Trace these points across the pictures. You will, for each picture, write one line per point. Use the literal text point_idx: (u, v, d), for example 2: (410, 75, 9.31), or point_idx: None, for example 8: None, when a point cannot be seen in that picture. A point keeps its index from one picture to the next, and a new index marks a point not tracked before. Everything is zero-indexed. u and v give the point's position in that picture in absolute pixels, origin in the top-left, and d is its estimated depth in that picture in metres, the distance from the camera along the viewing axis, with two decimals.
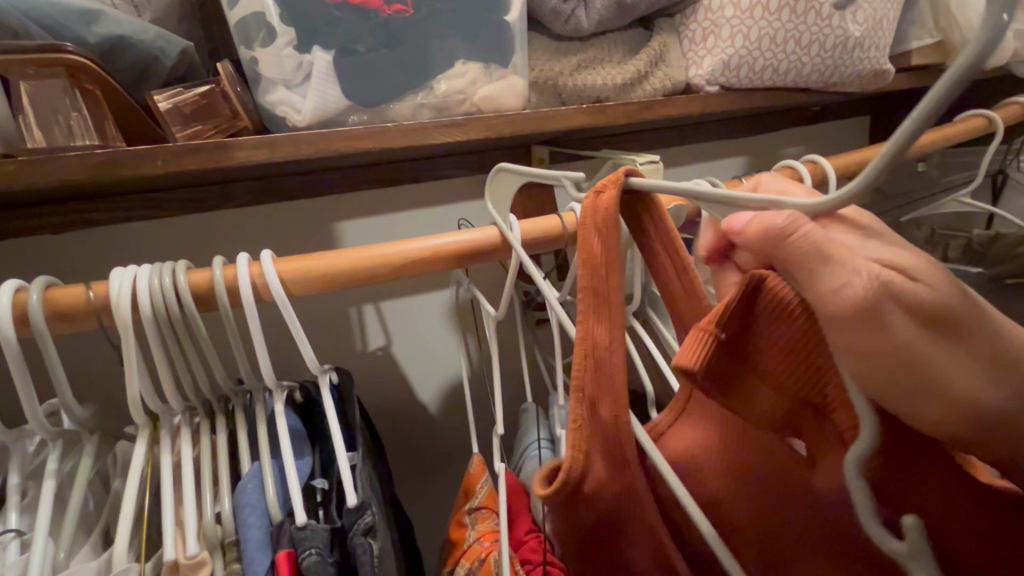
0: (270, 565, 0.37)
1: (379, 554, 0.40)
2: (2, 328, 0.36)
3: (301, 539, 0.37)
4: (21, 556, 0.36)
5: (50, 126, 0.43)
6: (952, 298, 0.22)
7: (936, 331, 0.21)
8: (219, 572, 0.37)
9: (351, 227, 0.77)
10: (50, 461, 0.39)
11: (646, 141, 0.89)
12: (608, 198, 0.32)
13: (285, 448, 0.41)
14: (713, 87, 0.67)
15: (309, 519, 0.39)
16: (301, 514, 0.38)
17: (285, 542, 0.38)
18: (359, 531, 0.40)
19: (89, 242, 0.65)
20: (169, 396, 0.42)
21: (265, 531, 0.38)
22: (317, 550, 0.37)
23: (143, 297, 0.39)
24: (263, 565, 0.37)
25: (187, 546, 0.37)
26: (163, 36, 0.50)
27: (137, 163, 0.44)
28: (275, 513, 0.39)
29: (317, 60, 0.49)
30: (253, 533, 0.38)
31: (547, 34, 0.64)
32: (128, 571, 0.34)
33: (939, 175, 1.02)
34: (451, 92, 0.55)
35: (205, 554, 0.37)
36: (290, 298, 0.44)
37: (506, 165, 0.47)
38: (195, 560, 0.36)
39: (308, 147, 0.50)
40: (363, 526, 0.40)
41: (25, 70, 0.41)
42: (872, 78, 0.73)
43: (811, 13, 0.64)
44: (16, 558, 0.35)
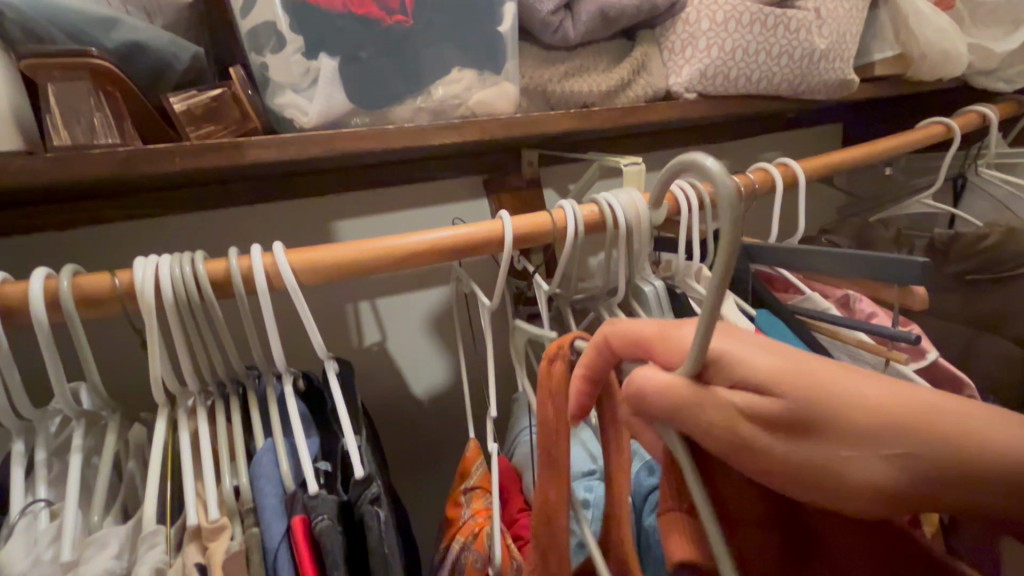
0: (285, 531, 0.40)
1: (386, 521, 0.43)
2: (35, 311, 0.39)
3: (314, 506, 0.40)
4: (52, 524, 0.39)
5: (73, 125, 0.46)
6: (806, 387, 0.27)
7: (806, 438, 0.27)
8: (239, 535, 0.41)
9: (349, 225, 0.80)
10: (75, 437, 0.41)
11: (630, 145, 0.94)
12: (557, 367, 0.41)
13: (296, 427, 0.44)
14: (691, 95, 0.71)
15: (320, 490, 0.42)
16: (313, 483, 0.41)
17: (299, 509, 0.41)
18: (366, 500, 0.43)
19: (97, 239, 0.67)
20: (188, 379, 0.45)
21: (280, 499, 0.41)
22: (327, 516, 0.40)
23: (165, 284, 0.42)
24: (280, 529, 0.40)
25: (209, 512, 0.40)
26: (175, 42, 0.53)
27: (155, 162, 0.47)
28: (289, 485, 0.42)
29: (324, 66, 0.53)
30: (269, 501, 0.41)
31: (537, 43, 0.68)
32: (156, 532, 0.38)
33: (904, 180, 1.08)
34: (447, 97, 0.59)
35: (225, 519, 0.40)
36: (301, 287, 0.47)
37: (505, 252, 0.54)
38: (217, 524, 0.40)
39: (315, 146, 0.53)
40: (370, 496, 0.44)
41: (52, 73, 0.45)
42: (839, 87, 0.79)
43: (780, 28, 0.70)
44: (48, 525, 0.38)
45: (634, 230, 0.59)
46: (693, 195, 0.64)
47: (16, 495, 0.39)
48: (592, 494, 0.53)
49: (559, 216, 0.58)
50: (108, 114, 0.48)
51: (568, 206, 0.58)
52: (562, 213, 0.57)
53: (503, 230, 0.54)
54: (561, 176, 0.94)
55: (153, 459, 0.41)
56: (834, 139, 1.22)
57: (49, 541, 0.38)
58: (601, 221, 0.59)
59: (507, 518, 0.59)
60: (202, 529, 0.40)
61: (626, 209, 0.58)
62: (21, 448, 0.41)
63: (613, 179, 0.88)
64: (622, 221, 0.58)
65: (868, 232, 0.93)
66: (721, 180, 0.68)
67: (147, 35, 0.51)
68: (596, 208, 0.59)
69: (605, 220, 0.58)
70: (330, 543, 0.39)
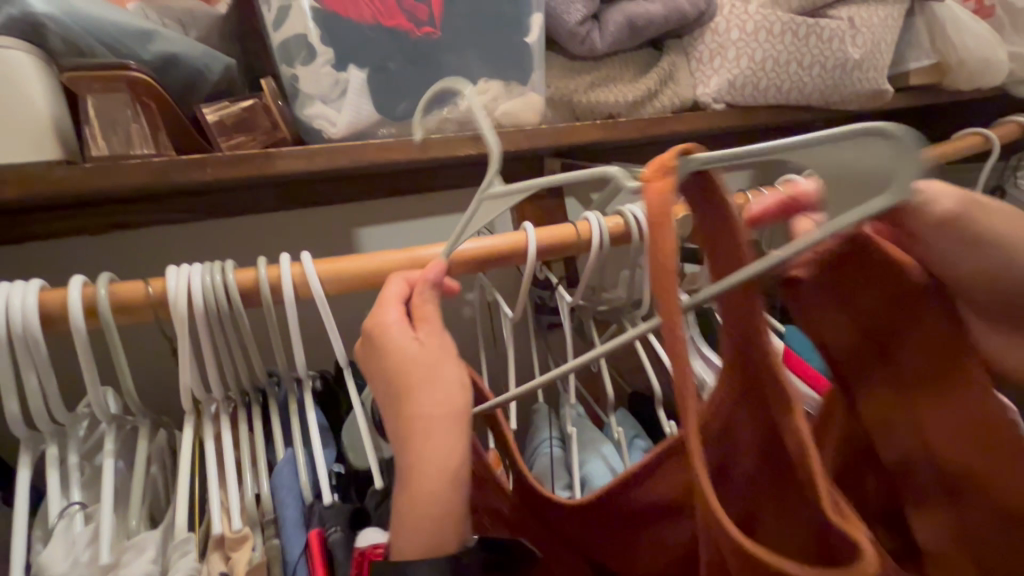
0: (303, 546, 0.40)
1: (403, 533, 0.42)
2: (73, 318, 0.39)
3: (328, 517, 0.41)
4: (86, 527, 0.39)
5: (111, 136, 0.47)
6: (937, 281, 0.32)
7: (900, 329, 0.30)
8: (260, 546, 0.41)
9: (372, 233, 0.81)
10: (108, 442, 0.42)
11: (655, 154, 0.93)
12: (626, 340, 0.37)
13: (315, 439, 0.44)
14: (720, 105, 0.70)
15: (333, 501, 0.42)
16: (329, 494, 0.42)
17: (315, 521, 0.41)
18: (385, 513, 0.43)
19: (131, 245, 0.69)
20: (214, 386, 0.45)
21: (299, 510, 0.41)
22: (340, 528, 0.40)
23: (197, 293, 0.42)
24: (298, 544, 0.40)
25: (232, 521, 0.41)
26: (210, 54, 0.54)
27: (189, 171, 0.48)
28: (307, 496, 0.42)
29: (353, 78, 0.54)
30: (289, 513, 0.41)
31: (563, 54, 0.68)
32: (188, 539, 0.38)
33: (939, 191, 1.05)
34: (473, 108, 0.59)
35: (248, 529, 0.41)
36: (327, 298, 0.47)
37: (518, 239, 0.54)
38: (240, 534, 0.40)
39: (343, 156, 0.54)
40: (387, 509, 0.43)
41: (92, 85, 0.46)
42: (872, 98, 0.77)
43: (812, 38, 0.68)
44: (83, 529, 0.39)
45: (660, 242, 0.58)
46: None
47: (51, 498, 0.40)
48: None
49: (584, 228, 0.57)
50: (144, 124, 0.49)
51: (592, 217, 0.57)
52: (587, 225, 0.57)
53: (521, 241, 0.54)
54: (584, 185, 0.93)
55: (183, 465, 0.42)
56: None
57: (86, 544, 0.38)
58: (627, 234, 0.58)
59: None
60: (226, 538, 0.40)
61: None
62: (56, 451, 0.42)
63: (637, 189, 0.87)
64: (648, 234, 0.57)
65: None
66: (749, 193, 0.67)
67: (183, 48, 0.52)
68: (621, 220, 0.59)
69: (631, 232, 0.57)
70: (345, 556, 0.39)
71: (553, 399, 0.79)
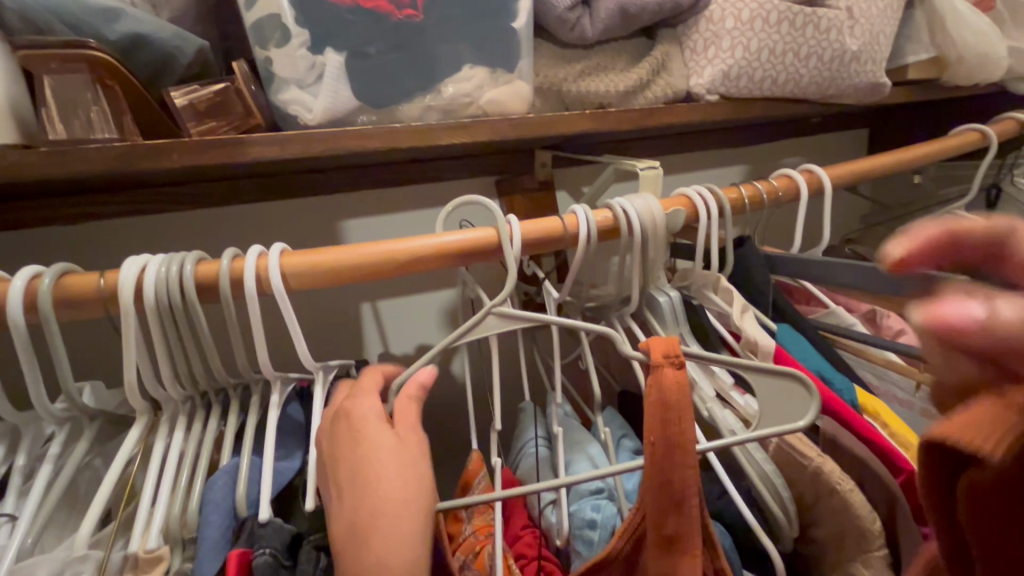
0: (219, 568, 0.38)
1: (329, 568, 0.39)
2: (12, 312, 0.37)
3: (259, 536, 0.38)
4: (10, 539, 0.37)
5: (70, 119, 0.45)
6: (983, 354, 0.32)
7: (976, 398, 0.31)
8: (175, 569, 0.39)
9: (355, 225, 0.78)
10: (52, 446, 0.40)
11: (647, 148, 0.91)
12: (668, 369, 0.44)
13: (266, 447, 0.42)
14: (714, 97, 0.68)
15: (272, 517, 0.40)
16: (263, 511, 0.39)
17: (243, 540, 0.39)
18: (316, 541, 0.39)
19: (100, 235, 0.66)
20: (168, 385, 0.43)
21: (226, 529, 0.39)
22: (270, 550, 0.38)
23: (148, 287, 0.40)
24: (212, 568, 0.38)
25: (149, 540, 0.38)
26: (180, 35, 0.52)
27: (151, 157, 0.46)
28: (242, 512, 0.41)
29: (330, 62, 0.51)
30: (211, 533, 0.39)
31: (553, 41, 0.66)
32: (86, 558, 0.37)
33: (935, 188, 1.03)
34: (457, 96, 0.57)
35: (164, 549, 0.38)
36: (290, 294, 0.44)
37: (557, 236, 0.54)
38: (153, 555, 0.38)
39: (319, 143, 0.51)
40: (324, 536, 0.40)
41: (48, 64, 0.44)
42: (870, 91, 0.75)
43: (809, 28, 0.66)
44: (4, 541, 0.37)
45: (649, 237, 0.56)
46: (713, 203, 0.61)
47: None
48: (599, 514, 0.50)
49: (571, 221, 0.55)
50: (105, 107, 0.46)
51: (580, 210, 0.55)
52: (575, 218, 0.55)
53: (498, 230, 0.51)
54: (575, 178, 0.91)
55: (111, 474, 0.40)
56: (861, 144, 1.17)
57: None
58: (615, 228, 0.56)
59: (509, 534, 0.53)
60: (139, 560, 0.38)
61: (642, 214, 0.56)
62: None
63: (629, 183, 0.85)
64: (637, 228, 0.55)
65: None
66: (742, 187, 0.65)
67: (151, 27, 0.50)
68: (610, 213, 0.57)
69: (619, 226, 0.56)
70: None
71: (540, 397, 0.78)
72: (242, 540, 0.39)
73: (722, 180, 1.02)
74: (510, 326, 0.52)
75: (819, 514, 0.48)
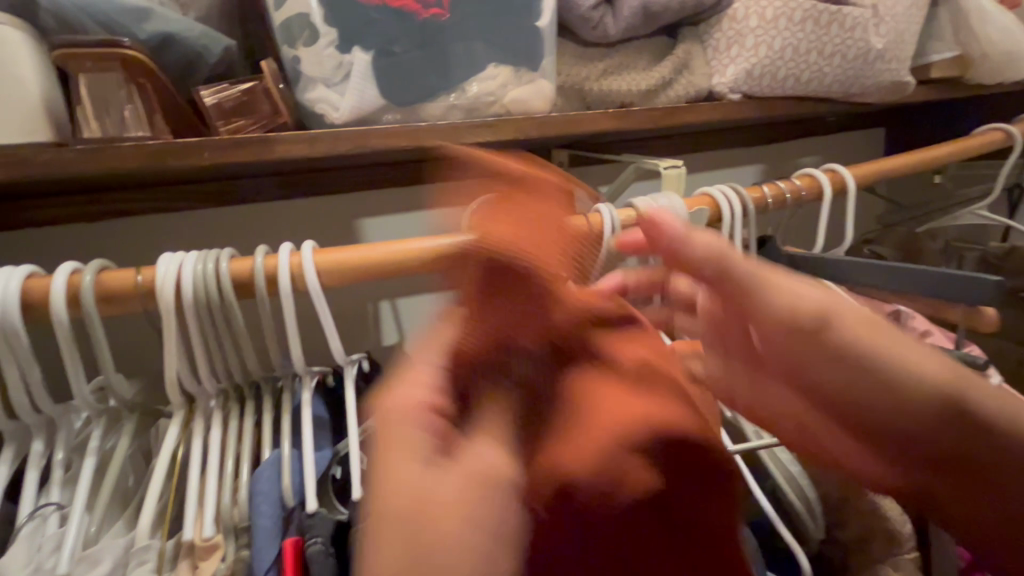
0: (275, 556, 0.38)
1: None
2: (56, 308, 0.38)
3: (309, 526, 0.38)
4: (59, 529, 0.38)
5: (105, 118, 0.46)
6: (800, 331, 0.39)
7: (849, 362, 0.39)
8: (230, 556, 0.39)
9: (375, 223, 0.79)
10: (93, 439, 0.41)
11: (665, 146, 0.91)
12: None
13: (306, 439, 0.42)
14: (736, 95, 0.68)
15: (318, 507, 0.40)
16: (310, 502, 0.39)
17: (293, 530, 0.39)
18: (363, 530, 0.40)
19: (127, 232, 0.67)
20: (204, 380, 0.43)
21: (276, 518, 0.40)
22: (321, 539, 0.38)
23: (186, 283, 0.40)
24: (271, 554, 0.38)
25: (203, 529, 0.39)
26: (208, 34, 0.52)
27: (184, 155, 0.46)
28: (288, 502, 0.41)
29: (357, 61, 0.51)
30: (265, 521, 0.39)
31: (575, 40, 0.66)
32: (149, 547, 0.38)
33: (955, 188, 1.03)
34: (482, 94, 0.57)
35: (219, 538, 0.39)
36: (322, 291, 0.45)
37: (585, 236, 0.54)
38: (210, 542, 0.39)
39: (346, 142, 0.51)
40: None
41: (84, 64, 0.45)
42: (894, 90, 0.74)
43: (834, 25, 0.66)
44: (54, 531, 0.37)
45: None
46: (737, 203, 0.61)
47: (27, 496, 0.38)
48: None
49: (595, 220, 0.55)
50: (139, 106, 0.47)
51: (603, 209, 0.55)
52: (599, 217, 0.55)
53: None
54: (592, 177, 0.91)
55: (159, 465, 0.40)
56: (878, 143, 1.17)
57: (53, 549, 0.37)
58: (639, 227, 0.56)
59: None
60: (195, 547, 0.39)
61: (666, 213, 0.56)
62: (41, 446, 0.40)
63: (648, 182, 0.85)
64: None
65: (915, 243, 0.89)
66: (765, 186, 0.65)
67: (181, 27, 0.50)
68: (633, 212, 0.57)
69: None
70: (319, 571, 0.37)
71: None
72: (292, 529, 0.40)
73: (739, 179, 1.02)
74: None
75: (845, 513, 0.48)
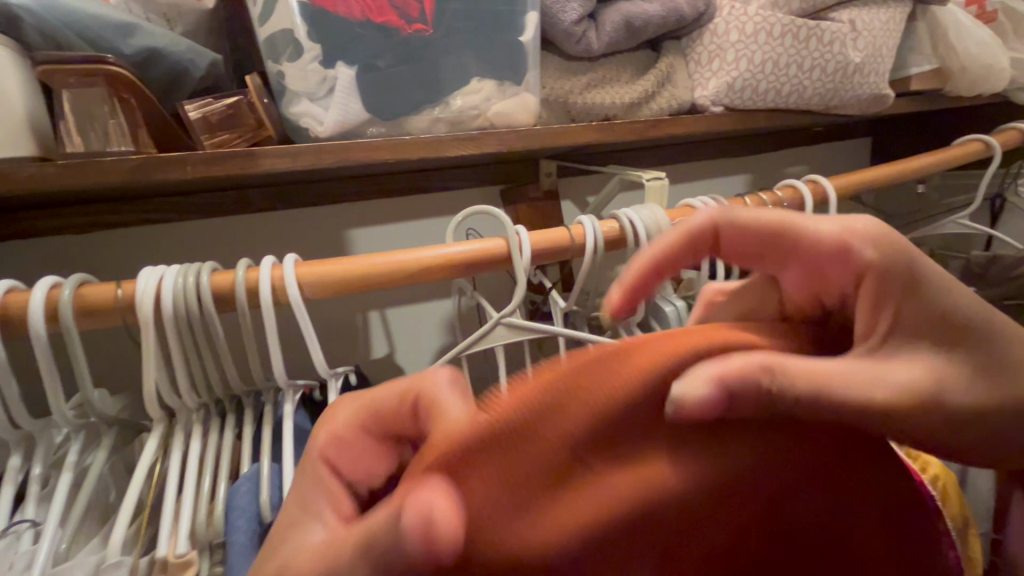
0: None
1: None
2: (33, 322, 0.38)
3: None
4: (32, 545, 0.38)
5: (87, 132, 0.46)
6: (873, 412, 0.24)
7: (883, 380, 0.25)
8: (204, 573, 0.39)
9: (363, 234, 0.79)
10: (71, 453, 0.41)
11: (652, 157, 0.92)
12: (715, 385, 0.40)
13: (285, 452, 0.43)
14: (718, 108, 0.69)
15: None
16: (291, 518, 0.40)
17: None
18: None
19: (111, 245, 0.67)
20: (184, 393, 0.44)
21: (252, 533, 0.40)
22: None
23: (165, 297, 0.41)
24: (244, 570, 0.38)
25: (177, 545, 0.39)
26: (194, 49, 0.53)
27: (167, 169, 0.46)
28: (266, 517, 0.41)
29: (341, 75, 0.52)
30: (240, 536, 0.39)
31: (559, 54, 0.67)
32: (119, 564, 0.37)
33: (939, 198, 1.04)
34: (466, 108, 0.57)
35: (194, 554, 0.39)
36: (306, 304, 0.45)
37: (567, 245, 0.55)
38: (184, 559, 0.38)
39: (330, 156, 0.52)
40: None
41: (68, 79, 0.45)
42: (874, 101, 0.76)
43: (812, 40, 0.67)
44: (26, 548, 0.37)
45: None
46: None
47: (1, 512, 0.38)
48: None
49: (577, 232, 0.56)
50: (122, 121, 0.48)
51: (586, 221, 0.56)
52: (581, 229, 0.55)
53: (503, 237, 0.51)
54: (580, 188, 0.92)
55: (135, 479, 0.40)
56: (863, 154, 1.19)
57: (22, 569, 0.36)
58: (622, 238, 0.56)
59: None
60: (168, 563, 0.38)
61: (648, 225, 0.56)
62: (18, 462, 0.40)
63: (634, 193, 0.86)
64: (644, 237, 0.56)
65: None
66: (747, 197, 0.66)
67: (167, 42, 0.51)
68: (616, 224, 0.57)
69: (626, 237, 0.56)
70: None
71: None
72: (269, 545, 0.40)
73: (726, 190, 1.03)
74: (521, 334, 0.53)
75: None
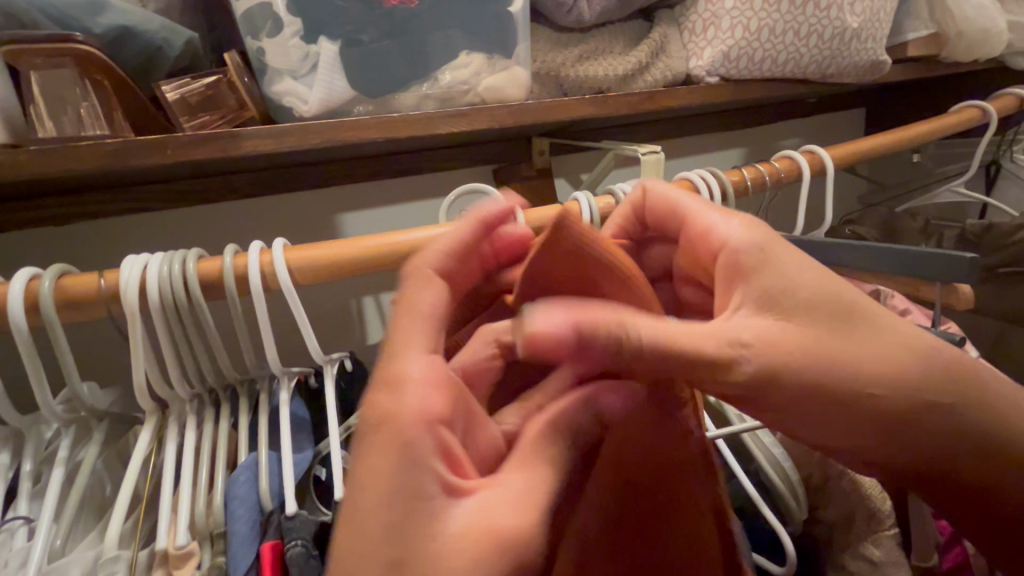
0: (254, 560, 0.38)
1: None
2: (13, 316, 0.37)
3: (290, 528, 0.38)
4: (27, 543, 0.37)
5: (59, 116, 0.44)
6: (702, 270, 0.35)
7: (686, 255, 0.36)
8: (206, 565, 0.39)
9: (355, 218, 0.78)
10: (61, 449, 0.40)
11: (647, 131, 0.90)
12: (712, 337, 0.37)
13: (283, 441, 0.42)
14: (713, 78, 0.68)
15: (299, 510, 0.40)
16: (291, 506, 0.39)
17: (272, 533, 0.39)
18: None
19: (92, 235, 0.65)
20: (176, 384, 0.43)
21: (254, 523, 0.39)
22: (302, 541, 0.38)
23: (150, 286, 0.39)
24: (248, 560, 0.38)
25: (177, 537, 0.38)
26: (168, 27, 0.51)
27: (146, 153, 0.45)
28: (267, 505, 0.40)
29: (324, 51, 0.50)
30: (241, 526, 0.39)
31: (549, 25, 0.65)
32: (117, 559, 0.37)
33: (934, 166, 1.04)
34: (455, 83, 0.55)
35: (194, 545, 0.38)
36: (298, 288, 0.44)
37: None
38: (184, 550, 0.38)
39: (316, 136, 0.50)
40: None
41: (34, 60, 0.42)
42: (870, 69, 0.75)
43: (809, 5, 0.65)
44: (21, 546, 0.36)
45: None
46: (716, 186, 0.60)
47: None
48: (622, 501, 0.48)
49: (573, 208, 0.54)
50: (94, 104, 0.46)
51: (582, 197, 0.55)
52: (577, 206, 0.54)
53: (496, 213, 0.50)
54: (574, 165, 0.91)
55: (128, 473, 0.39)
56: (859, 124, 1.18)
57: (17, 565, 0.35)
58: None
59: None
60: (169, 556, 0.38)
61: None
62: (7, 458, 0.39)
63: (629, 169, 0.85)
64: None
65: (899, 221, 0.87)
66: (744, 169, 0.64)
67: (139, 20, 0.49)
68: (612, 200, 0.56)
69: None
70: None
71: None
72: (271, 533, 0.39)
73: (720, 163, 1.02)
74: None
75: (828, 496, 0.51)
